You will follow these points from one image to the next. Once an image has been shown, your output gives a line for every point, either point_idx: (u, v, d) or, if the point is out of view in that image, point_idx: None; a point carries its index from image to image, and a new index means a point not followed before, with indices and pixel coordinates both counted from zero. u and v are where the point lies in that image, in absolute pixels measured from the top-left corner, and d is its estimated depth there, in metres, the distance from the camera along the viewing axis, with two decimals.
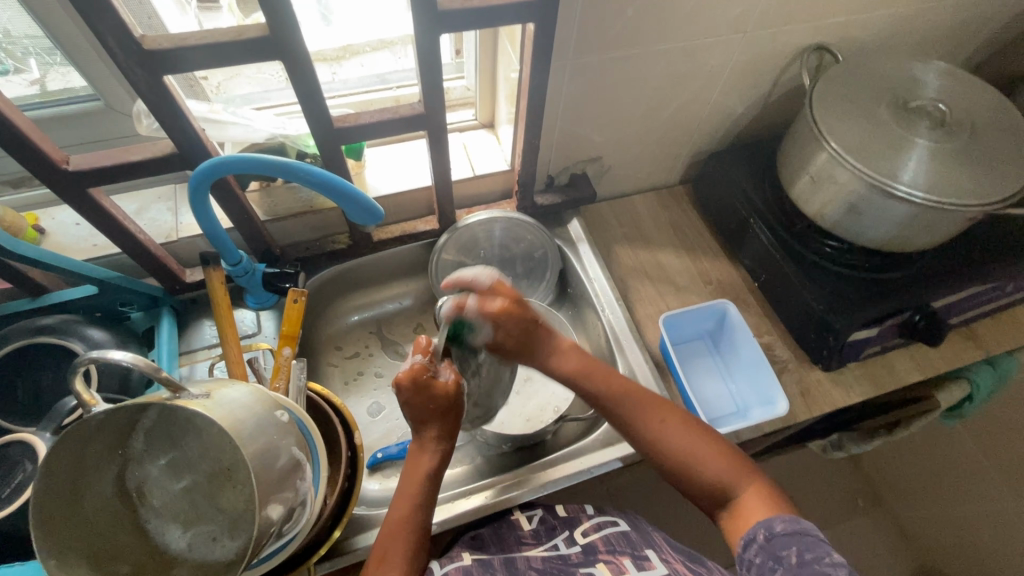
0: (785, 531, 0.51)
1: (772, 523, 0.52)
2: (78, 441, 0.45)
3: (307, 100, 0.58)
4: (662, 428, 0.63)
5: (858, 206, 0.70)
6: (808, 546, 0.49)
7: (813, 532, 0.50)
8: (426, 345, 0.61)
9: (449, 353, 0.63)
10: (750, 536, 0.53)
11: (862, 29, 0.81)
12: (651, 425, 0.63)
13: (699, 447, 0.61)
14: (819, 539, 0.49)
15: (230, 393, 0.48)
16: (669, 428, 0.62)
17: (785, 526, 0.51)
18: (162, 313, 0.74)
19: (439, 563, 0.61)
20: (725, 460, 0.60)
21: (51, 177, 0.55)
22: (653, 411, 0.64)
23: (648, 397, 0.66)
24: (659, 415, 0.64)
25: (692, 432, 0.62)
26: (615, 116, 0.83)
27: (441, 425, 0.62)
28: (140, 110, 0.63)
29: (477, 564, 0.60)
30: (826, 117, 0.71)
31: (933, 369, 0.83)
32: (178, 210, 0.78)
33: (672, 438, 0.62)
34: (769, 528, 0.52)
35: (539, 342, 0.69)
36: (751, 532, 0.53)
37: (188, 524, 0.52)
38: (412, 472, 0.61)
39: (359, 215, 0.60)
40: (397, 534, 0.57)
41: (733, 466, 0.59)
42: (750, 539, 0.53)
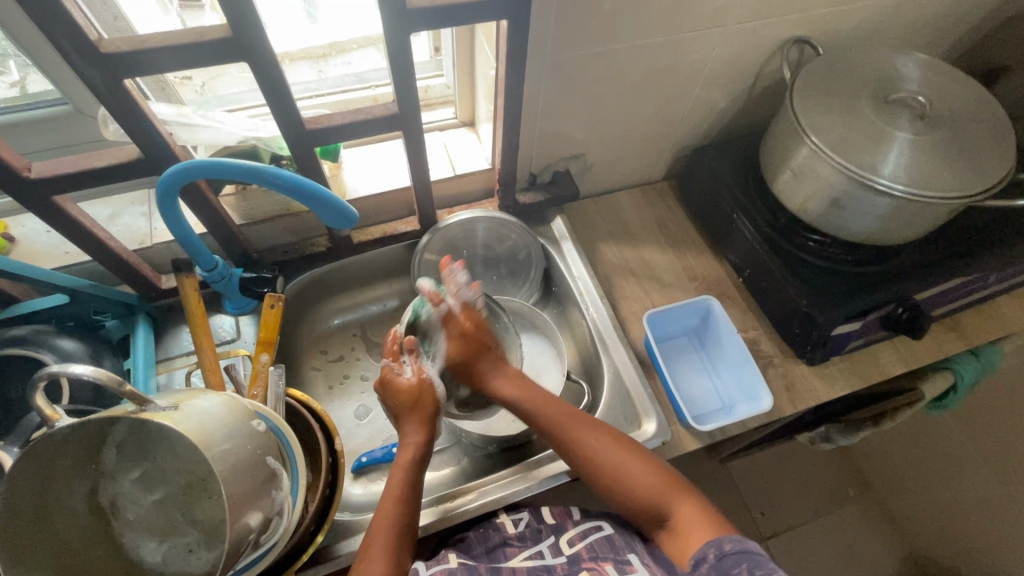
0: (735, 551, 0.50)
1: (721, 543, 0.51)
2: (47, 454, 0.45)
3: (277, 102, 0.57)
4: (596, 451, 0.62)
5: (839, 200, 0.70)
6: (758, 565, 0.48)
7: (760, 553, 0.49)
8: (392, 346, 0.67)
9: (417, 348, 0.67)
10: (700, 557, 0.52)
11: (842, 21, 0.80)
12: (583, 446, 0.63)
13: (634, 470, 0.61)
14: (768, 560, 0.48)
15: (201, 403, 0.47)
16: (602, 452, 0.62)
17: (734, 545, 0.51)
18: (138, 320, 0.72)
19: (425, 563, 0.61)
20: (658, 478, 0.60)
21: (12, 186, 0.53)
22: (586, 432, 0.64)
23: (583, 416, 0.66)
24: (592, 436, 0.63)
25: (628, 455, 0.62)
26: (596, 112, 0.82)
27: (410, 418, 0.66)
28: (106, 114, 0.61)
29: (463, 567, 0.61)
30: (806, 111, 0.71)
31: (917, 361, 0.83)
32: (152, 215, 0.77)
33: (605, 460, 0.62)
34: (719, 548, 0.51)
35: (488, 366, 0.69)
36: (701, 552, 0.52)
37: (164, 536, 0.51)
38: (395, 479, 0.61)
39: (334, 219, 0.59)
40: (381, 531, 0.57)
41: (670, 488, 0.59)
42: (700, 559, 0.51)
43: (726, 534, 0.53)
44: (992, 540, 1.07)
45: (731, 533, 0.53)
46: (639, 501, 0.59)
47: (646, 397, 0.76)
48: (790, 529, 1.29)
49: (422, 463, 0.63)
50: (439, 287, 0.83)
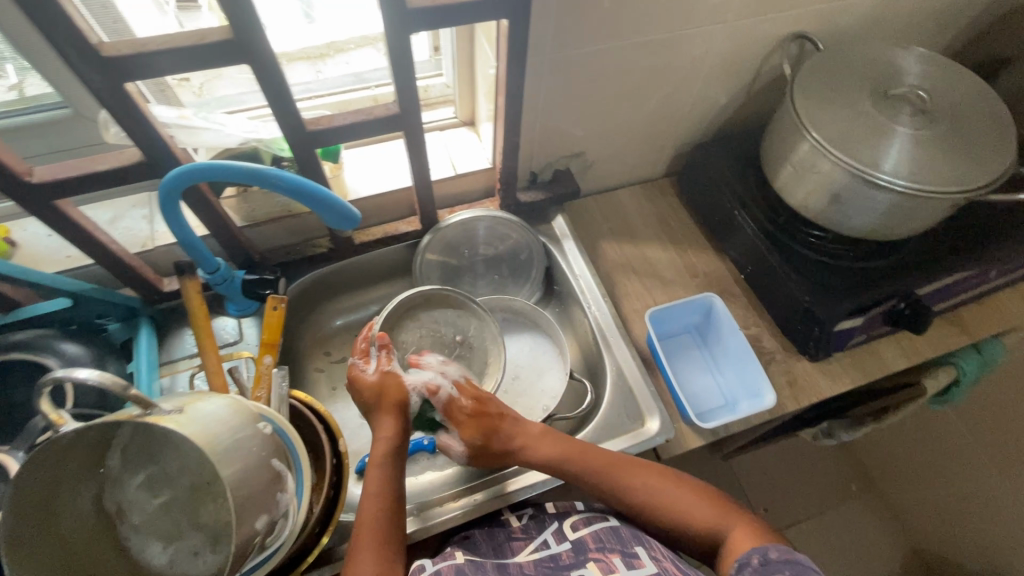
0: (779, 559, 0.52)
1: (765, 551, 0.53)
2: (53, 460, 0.44)
3: (277, 103, 0.57)
4: (648, 488, 0.63)
5: (840, 196, 0.70)
6: (799, 572, 0.49)
7: (807, 562, 0.50)
8: (360, 346, 0.70)
9: (387, 344, 0.69)
10: (744, 561, 0.53)
11: (842, 16, 0.80)
12: (636, 490, 0.63)
13: (686, 498, 0.62)
14: (812, 568, 0.50)
15: (205, 406, 0.47)
16: (656, 487, 0.63)
17: (779, 553, 0.52)
18: (140, 324, 0.72)
19: (431, 560, 0.62)
20: (709, 506, 0.61)
21: (15, 190, 0.53)
22: (641, 472, 0.64)
23: (619, 456, 0.65)
24: (641, 475, 0.64)
25: (672, 485, 0.63)
26: (596, 110, 0.82)
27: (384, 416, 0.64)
28: (106, 117, 0.61)
29: (470, 562, 0.61)
30: (806, 107, 0.70)
31: (920, 355, 0.83)
32: (153, 218, 0.77)
33: (658, 496, 0.62)
34: (764, 555, 0.53)
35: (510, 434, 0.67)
36: (744, 556, 0.53)
37: (168, 540, 0.51)
38: (373, 480, 0.61)
39: (335, 220, 0.59)
40: (365, 534, 0.57)
41: (725, 513, 0.60)
42: (743, 563, 0.53)
43: (772, 543, 0.55)
44: (995, 534, 1.07)
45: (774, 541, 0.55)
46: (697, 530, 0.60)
47: (649, 394, 0.76)
48: (793, 525, 1.29)
49: (399, 459, 0.63)
50: (447, 292, 0.80)
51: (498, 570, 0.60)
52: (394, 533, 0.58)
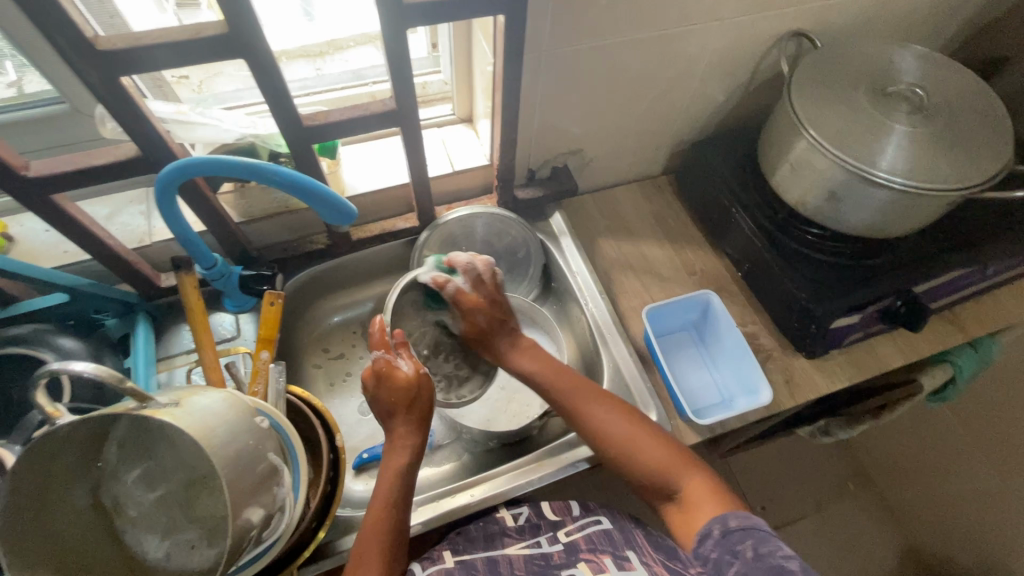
0: (740, 527, 0.52)
1: (726, 519, 0.54)
2: (48, 453, 0.45)
3: (274, 99, 0.57)
4: (607, 422, 0.63)
5: (837, 193, 0.70)
6: (761, 541, 0.51)
7: (764, 527, 0.52)
8: (382, 338, 0.64)
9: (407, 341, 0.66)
10: (704, 532, 0.54)
11: (840, 14, 0.80)
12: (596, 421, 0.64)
13: (648, 443, 0.61)
14: (769, 534, 0.51)
15: (202, 400, 0.47)
16: (615, 427, 0.63)
17: (739, 522, 0.53)
18: (138, 319, 0.72)
19: (421, 565, 0.63)
20: (669, 453, 0.61)
21: (11, 185, 0.53)
22: (604, 407, 0.65)
23: (591, 386, 0.66)
24: (606, 410, 0.64)
25: (637, 425, 0.63)
26: (593, 107, 0.82)
27: (406, 418, 0.63)
28: (102, 112, 0.61)
29: (461, 565, 0.61)
30: (803, 104, 0.71)
31: (916, 353, 0.83)
32: (151, 214, 0.77)
33: (620, 432, 0.62)
34: (724, 524, 0.53)
35: (507, 337, 0.72)
36: (706, 528, 0.54)
37: (166, 533, 0.51)
38: (385, 482, 0.60)
39: (332, 215, 0.59)
40: (372, 536, 0.57)
41: (685, 465, 0.60)
42: (706, 535, 0.54)
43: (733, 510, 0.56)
44: (991, 531, 1.08)
45: (736, 508, 0.56)
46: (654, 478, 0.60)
47: (645, 391, 0.76)
48: (790, 522, 1.30)
49: (414, 466, 0.63)
50: None
51: (488, 568, 0.60)
52: (400, 539, 0.58)
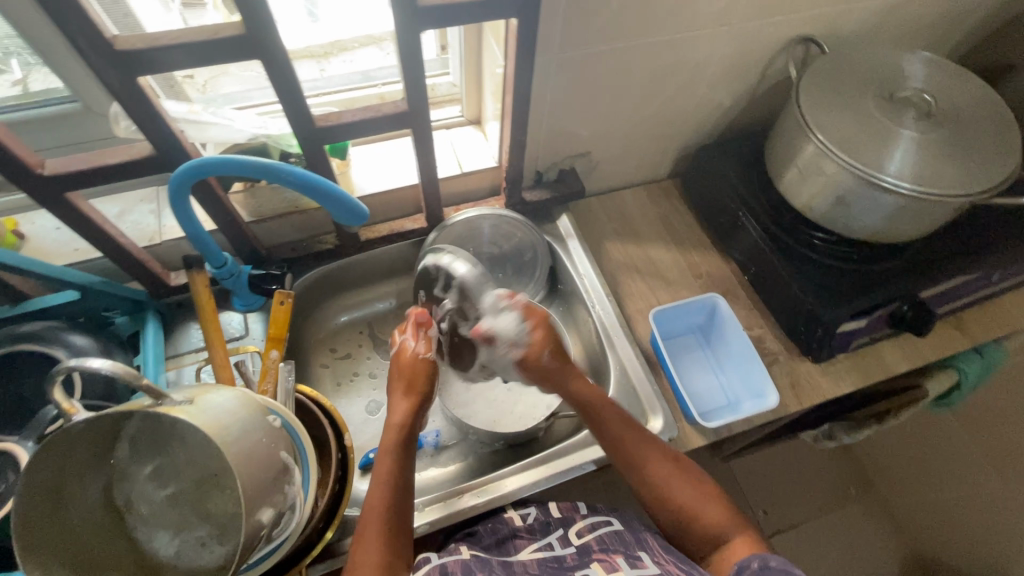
0: (780, 567, 0.51)
1: (766, 558, 0.53)
2: (63, 451, 0.45)
3: (287, 99, 0.58)
4: (665, 472, 0.64)
5: (845, 198, 0.70)
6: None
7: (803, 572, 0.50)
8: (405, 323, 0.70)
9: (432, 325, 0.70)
10: (743, 565, 0.53)
11: (848, 20, 0.80)
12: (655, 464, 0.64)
13: (704, 497, 0.62)
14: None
15: (215, 398, 0.47)
16: (676, 480, 0.63)
17: (779, 561, 0.52)
18: (147, 317, 0.73)
19: (437, 555, 0.62)
20: (719, 507, 0.62)
21: (26, 182, 0.54)
22: (666, 456, 0.65)
23: (653, 439, 0.66)
24: (662, 461, 0.64)
25: (688, 479, 0.64)
26: (602, 110, 0.82)
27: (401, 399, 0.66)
28: (117, 111, 0.62)
29: (475, 559, 0.60)
30: (812, 109, 0.71)
31: (921, 358, 0.83)
32: (161, 213, 0.77)
33: (672, 485, 0.63)
34: (763, 561, 0.52)
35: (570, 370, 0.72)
36: (745, 560, 0.54)
37: (176, 531, 0.51)
38: (385, 469, 0.61)
39: (344, 216, 0.60)
40: (372, 521, 0.57)
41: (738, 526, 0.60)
42: (743, 566, 0.53)
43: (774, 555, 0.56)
44: (994, 537, 1.08)
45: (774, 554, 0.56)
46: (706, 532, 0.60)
47: (652, 394, 0.77)
48: (793, 527, 1.30)
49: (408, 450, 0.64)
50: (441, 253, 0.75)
51: (503, 567, 0.60)
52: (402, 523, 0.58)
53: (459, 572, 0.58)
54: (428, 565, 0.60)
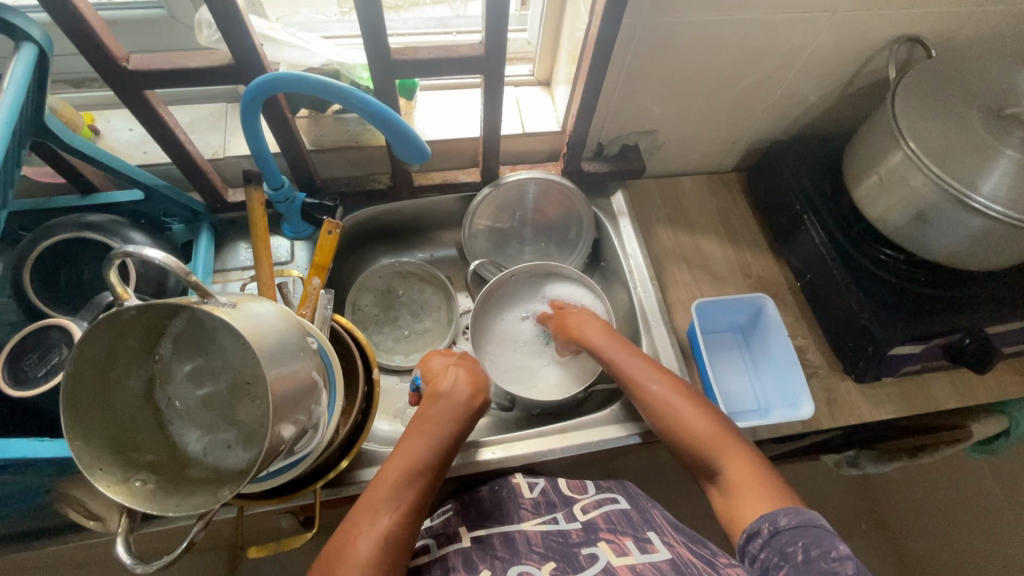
0: (790, 526, 0.51)
1: (776, 517, 0.52)
2: (112, 334, 0.46)
3: (367, 27, 0.56)
4: (666, 400, 0.63)
5: (926, 214, 0.66)
6: (814, 541, 0.49)
7: (819, 524, 0.50)
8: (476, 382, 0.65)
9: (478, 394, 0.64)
10: (753, 531, 0.53)
11: (963, 24, 0.74)
12: (655, 397, 0.64)
13: (705, 425, 0.60)
14: (825, 531, 0.50)
15: (257, 308, 0.47)
16: (688, 417, 0.62)
17: (789, 519, 0.51)
18: (202, 228, 0.75)
19: (437, 542, 0.62)
20: (716, 431, 0.60)
21: (110, 74, 0.55)
22: (674, 395, 0.64)
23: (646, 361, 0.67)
24: (659, 381, 0.65)
25: (687, 401, 0.63)
26: (679, 88, 0.79)
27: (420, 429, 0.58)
28: (202, 19, 0.63)
29: (476, 549, 0.59)
30: (907, 114, 0.66)
31: (972, 396, 0.78)
32: (227, 129, 0.79)
33: (665, 404, 0.63)
34: (773, 523, 0.52)
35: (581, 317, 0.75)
36: (753, 525, 0.53)
37: (207, 429, 0.53)
38: (427, 430, 0.58)
39: (406, 152, 0.59)
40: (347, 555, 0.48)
41: (752, 471, 0.57)
42: (753, 533, 0.53)
43: (787, 504, 0.53)
44: None
45: (789, 501, 0.54)
46: (725, 481, 0.58)
47: None
48: None
49: (463, 419, 0.60)
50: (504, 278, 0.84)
51: (507, 548, 0.58)
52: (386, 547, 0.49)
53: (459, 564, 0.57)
54: (430, 553, 0.60)
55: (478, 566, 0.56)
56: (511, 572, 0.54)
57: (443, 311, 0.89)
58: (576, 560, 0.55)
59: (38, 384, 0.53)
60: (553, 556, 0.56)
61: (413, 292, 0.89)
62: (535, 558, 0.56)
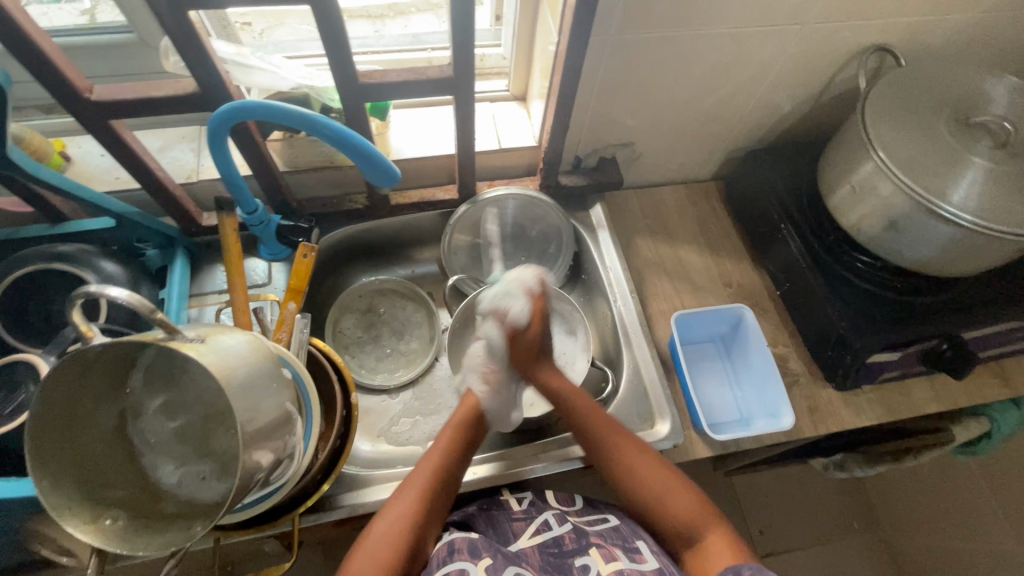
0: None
1: (739, 569, 0.50)
2: (79, 372, 0.45)
3: (332, 51, 0.56)
4: (637, 462, 0.64)
5: (898, 222, 0.66)
6: None
7: None
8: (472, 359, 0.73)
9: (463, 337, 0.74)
10: None
11: (930, 33, 0.75)
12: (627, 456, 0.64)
13: (673, 489, 0.62)
14: None
15: (228, 339, 0.47)
16: (643, 469, 0.63)
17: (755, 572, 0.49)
18: (176, 253, 0.74)
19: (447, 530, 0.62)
20: (685, 493, 0.61)
21: (73, 104, 0.54)
22: (629, 447, 0.65)
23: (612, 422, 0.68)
24: (626, 445, 0.65)
25: (654, 463, 0.64)
26: (652, 101, 0.79)
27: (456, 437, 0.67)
28: (168, 45, 0.63)
29: (483, 538, 0.60)
30: (876, 125, 0.67)
31: (952, 400, 0.79)
32: (200, 152, 0.78)
33: (633, 466, 0.64)
34: (737, 572, 0.50)
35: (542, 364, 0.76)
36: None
37: (181, 461, 0.53)
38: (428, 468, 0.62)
39: (376, 175, 0.59)
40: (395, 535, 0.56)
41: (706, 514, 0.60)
42: None
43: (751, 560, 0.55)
44: None
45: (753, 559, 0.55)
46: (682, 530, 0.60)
47: (662, 398, 0.75)
48: (784, 552, 1.24)
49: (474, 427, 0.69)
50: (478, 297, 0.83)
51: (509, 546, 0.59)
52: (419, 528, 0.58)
53: (465, 550, 0.58)
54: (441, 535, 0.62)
55: (482, 552, 0.57)
56: (509, 570, 0.55)
57: (425, 328, 0.89)
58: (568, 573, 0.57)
59: (6, 422, 0.52)
60: (550, 571, 0.57)
61: (394, 312, 0.89)
62: (533, 566, 0.58)
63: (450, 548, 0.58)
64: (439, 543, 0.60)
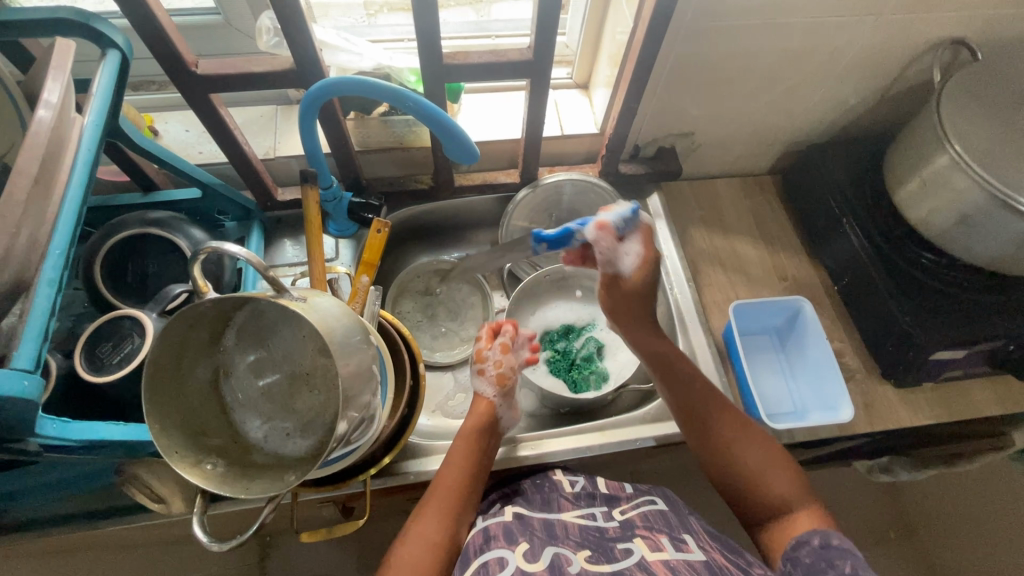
0: (841, 545, 0.50)
1: (828, 535, 0.52)
2: (187, 324, 0.48)
3: (423, 31, 0.58)
4: (734, 439, 0.62)
5: (971, 217, 0.65)
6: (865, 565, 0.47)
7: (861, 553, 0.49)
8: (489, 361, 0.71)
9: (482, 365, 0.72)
10: (802, 539, 0.53)
11: (1011, 27, 0.74)
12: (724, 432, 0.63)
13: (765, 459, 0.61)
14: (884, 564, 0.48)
15: (323, 301, 0.50)
16: (740, 443, 0.62)
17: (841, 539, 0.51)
18: (253, 226, 0.77)
19: (482, 517, 0.62)
20: (782, 472, 0.60)
21: (180, 77, 0.58)
22: (729, 420, 0.64)
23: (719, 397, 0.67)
24: (727, 420, 0.64)
25: (751, 439, 0.63)
26: (717, 90, 0.79)
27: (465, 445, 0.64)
28: (263, 25, 0.66)
29: (517, 522, 0.59)
30: (953, 117, 0.66)
31: (1014, 403, 0.77)
32: (278, 130, 0.82)
33: (733, 441, 0.62)
34: (824, 538, 0.51)
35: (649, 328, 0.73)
36: (805, 536, 0.53)
37: (268, 417, 0.56)
38: (451, 470, 0.62)
39: (457, 153, 0.61)
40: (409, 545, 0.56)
41: (783, 464, 0.60)
42: (802, 541, 0.52)
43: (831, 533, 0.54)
44: None
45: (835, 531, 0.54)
46: (765, 493, 0.59)
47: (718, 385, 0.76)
48: None
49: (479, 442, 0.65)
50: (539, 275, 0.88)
51: (545, 529, 0.58)
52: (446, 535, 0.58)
53: (499, 532, 0.58)
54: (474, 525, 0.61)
55: (518, 538, 0.57)
56: (547, 549, 0.54)
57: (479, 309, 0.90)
58: (611, 552, 0.54)
59: (112, 370, 0.56)
60: (589, 546, 0.55)
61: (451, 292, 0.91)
62: (572, 543, 0.56)
63: (484, 534, 0.58)
64: (474, 530, 0.60)
